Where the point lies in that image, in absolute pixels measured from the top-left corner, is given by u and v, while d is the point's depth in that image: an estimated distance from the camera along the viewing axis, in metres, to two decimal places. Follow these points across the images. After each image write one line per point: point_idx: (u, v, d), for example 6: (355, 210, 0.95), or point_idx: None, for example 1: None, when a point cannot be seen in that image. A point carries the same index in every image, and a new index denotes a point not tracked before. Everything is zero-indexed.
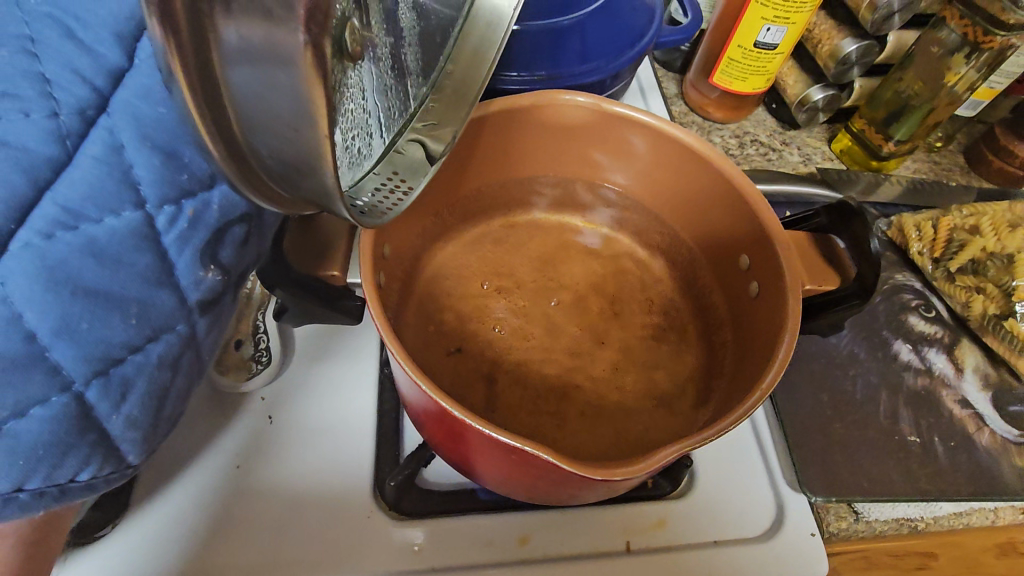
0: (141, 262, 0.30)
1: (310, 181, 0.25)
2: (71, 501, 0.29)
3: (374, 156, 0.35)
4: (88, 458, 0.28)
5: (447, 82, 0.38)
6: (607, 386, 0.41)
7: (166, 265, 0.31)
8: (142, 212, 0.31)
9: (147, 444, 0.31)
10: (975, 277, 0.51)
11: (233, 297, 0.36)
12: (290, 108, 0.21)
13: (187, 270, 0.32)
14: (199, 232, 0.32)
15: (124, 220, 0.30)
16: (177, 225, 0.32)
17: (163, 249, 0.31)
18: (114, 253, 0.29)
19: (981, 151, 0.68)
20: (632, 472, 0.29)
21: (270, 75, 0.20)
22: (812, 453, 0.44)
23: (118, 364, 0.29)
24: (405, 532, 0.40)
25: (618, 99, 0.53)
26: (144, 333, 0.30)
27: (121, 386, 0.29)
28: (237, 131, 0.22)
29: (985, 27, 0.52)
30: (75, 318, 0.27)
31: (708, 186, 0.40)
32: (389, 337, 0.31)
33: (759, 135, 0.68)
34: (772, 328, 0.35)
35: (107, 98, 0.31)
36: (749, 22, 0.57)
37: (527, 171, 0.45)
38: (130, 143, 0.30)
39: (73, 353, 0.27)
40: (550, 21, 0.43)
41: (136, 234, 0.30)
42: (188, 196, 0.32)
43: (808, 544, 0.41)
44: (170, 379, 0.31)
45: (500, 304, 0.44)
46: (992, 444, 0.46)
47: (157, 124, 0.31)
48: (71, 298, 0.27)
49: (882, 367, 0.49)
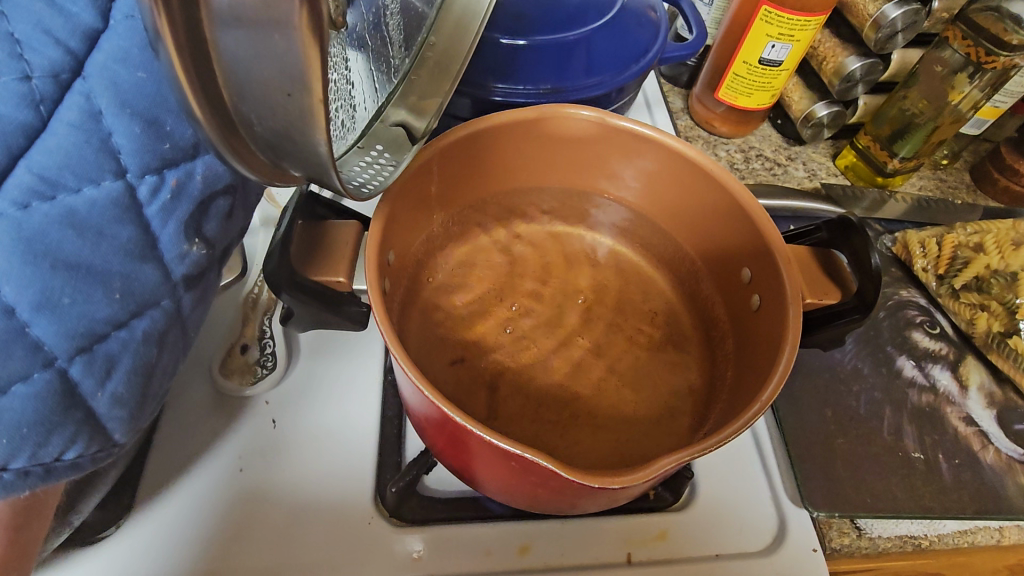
0: (124, 234, 0.28)
1: (298, 147, 0.26)
2: (56, 482, 0.27)
3: (360, 128, 0.37)
4: (74, 437, 0.27)
5: (429, 54, 0.41)
6: (608, 396, 0.41)
7: (150, 239, 0.29)
8: (122, 182, 0.29)
9: (134, 423, 0.30)
10: (980, 294, 0.51)
11: (218, 271, 0.35)
12: (281, 74, 0.22)
13: (171, 243, 0.30)
14: (182, 203, 0.31)
15: (104, 191, 0.28)
16: (159, 196, 0.30)
17: (146, 221, 0.29)
18: (96, 226, 0.28)
19: (986, 170, 0.68)
20: (629, 480, 0.29)
21: (266, 43, 0.21)
22: (815, 468, 0.44)
23: (102, 340, 0.28)
24: (405, 540, 0.40)
25: (623, 112, 0.54)
26: (129, 309, 0.28)
27: (106, 363, 0.28)
28: (226, 99, 0.24)
29: (988, 47, 0.52)
30: (56, 292, 0.26)
31: (710, 199, 0.41)
32: (392, 343, 0.31)
33: (764, 150, 0.68)
34: (773, 340, 0.35)
35: (83, 61, 0.29)
36: (754, 39, 0.58)
37: (531, 182, 0.46)
38: (109, 109, 0.29)
39: (54, 329, 0.26)
40: (556, 36, 0.44)
41: (118, 206, 0.29)
42: (169, 166, 0.30)
43: (809, 560, 0.41)
44: (157, 355, 0.30)
45: (503, 314, 0.44)
46: (997, 462, 0.46)
47: (135, 90, 0.29)
48: (50, 271, 0.26)
49: (885, 383, 0.48)
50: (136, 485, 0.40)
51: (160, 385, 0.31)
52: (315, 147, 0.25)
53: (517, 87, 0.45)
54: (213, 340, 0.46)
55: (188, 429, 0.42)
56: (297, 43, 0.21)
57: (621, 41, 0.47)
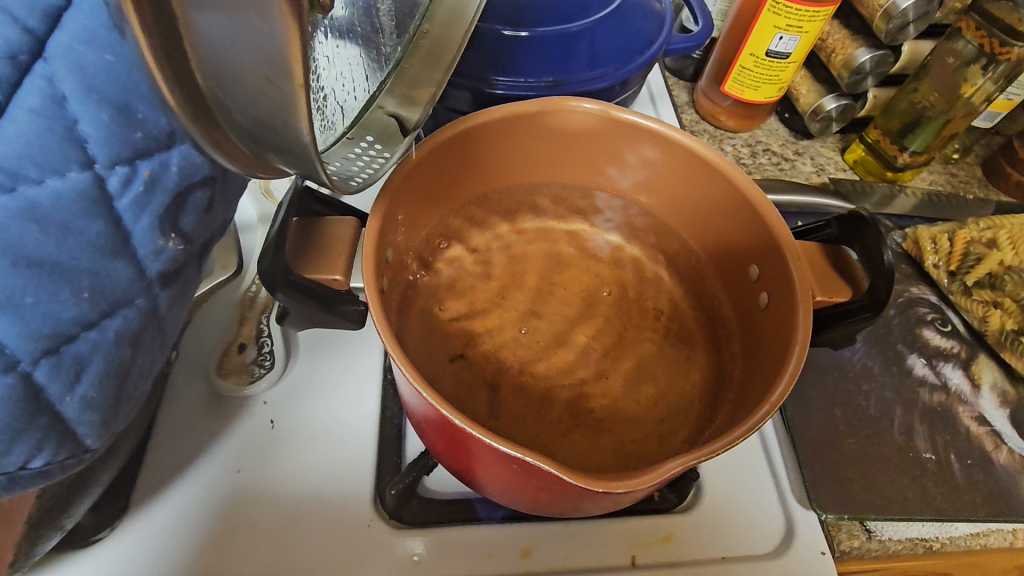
0: (92, 229, 0.27)
1: (281, 138, 0.25)
2: (21, 490, 0.27)
3: (349, 119, 0.36)
4: (41, 444, 0.26)
5: (423, 42, 0.40)
6: (611, 396, 0.40)
7: (121, 233, 0.28)
8: (91, 173, 0.28)
9: (105, 427, 0.29)
10: (993, 291, 0.50)
11: (197, 268, 0.34)
12: (261, 62, 0.21)
13: (146, 238, 0.29)
14: (156, 196, 0.30)
15: (70, 181, 0.27)
16: (131, 188, 0.29)
17: (117, 215, 0.28)
18: (61, 220, 0.26)
19: (998, 164, 0.66)
20: (634, 485, 0.28)
21: (241, 23, 0.21)
22: (823, 469, 0.43)
23: (70, 341, 0.27)
24: (404, 542, 0.39)
25: (628, 106, 0.53)
26: (100, 309, 0.27)
27: (74, 365, 0.27)
28: (202, 88, 0.23)
29: (1002, 38, 0.51)
30: (19, 290, 0.25)
31: (717, 194, 0.40)
32: (390, 343, 0.30)
33: (771, 145, 0.67)
34: (781, 340, 0.34)
35: (45, 43, 0.29)
36: (761, 31, 0.56)
37: (533, 177, 0.45)
38: (75, 96, 0.28)
39: (16, 330, 0.25)
40: (559, 27, 0.43)
41: (87, 199, 0.27)
42: (142, 157, 0.30)
43: (817, 563, 0.40)
44: (132, 356, 0.30)
45: (505, 312, 0.43)
46: (1010, 463, 0.44)
47: (103, 74, 0.29)
48: (10, 270, 0.24)
49: (895, 382, 0.47)
50: (131, 486, 0.39)
51: (133, 387, 0.30)
52: (298, 137, 0.24)
53: (520, 80, 0.44)
54: (211, 339, 0.45)
55: (184, 429, 0.42)
56: (275, 24, 0.20)
57: (625, 32, 0.46)
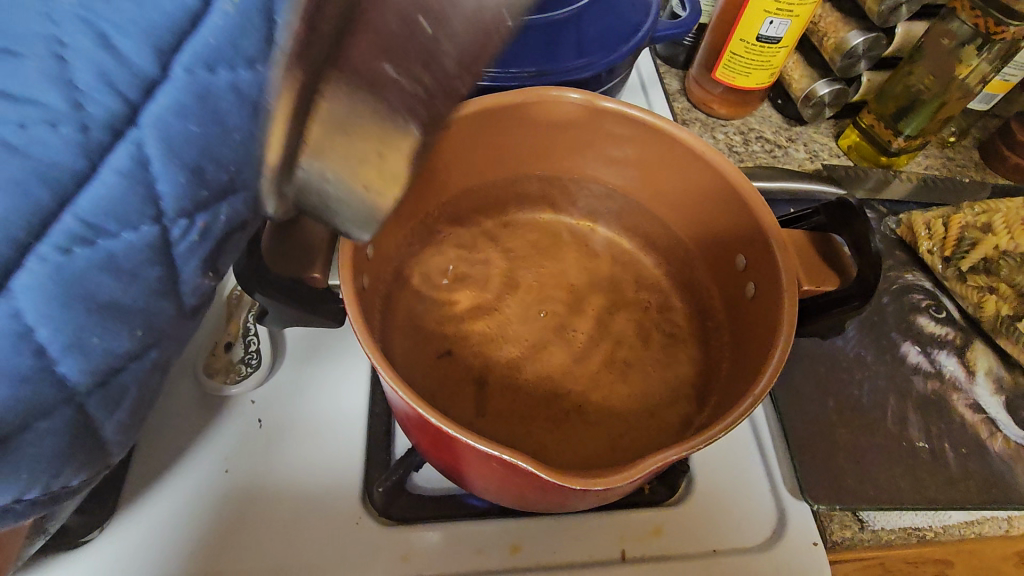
0: (153, 275, 0.24)
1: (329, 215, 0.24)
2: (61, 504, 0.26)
3: None
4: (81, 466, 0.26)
5: None
6: (600, 390, 0.40)
7: (177, 276, 0.25)
8: (160, 227, 0.24)
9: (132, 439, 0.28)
10: (988, 276, 0.48)
11: None
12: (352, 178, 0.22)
13: (193, 278, 0.26)
14: (209, 245, 0.26)
15: (142, 235, 0.23)
16: (191, 237, 0.25)
17: (176, 260, 0.25)
18: (131, 267, 0.23)
19: (996, 147, 0.65)
20: (614, 480, 0.28)
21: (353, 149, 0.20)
22: (816, 460, 0.43)
23: (118, 372, 0.24)
24: (393, 538, 0.39)
25: (615, 94, 0.52)
26: (150, 343, 0.25)
27: (119, 393, 0.25)
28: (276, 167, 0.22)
29: (996, 16, 0.50)
30: (87, 333, 0.22)
31: (704, 182, 0.39)
32: (366, 340, 0.30)
33: (764, 132, 0.66)
34: (767, 329, 0.34)
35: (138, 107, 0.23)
36: (752, 16, 0.56)
37: (518, 169, 0.44)
38: (157, 155, 0.23)
39: (78, 366, 0.22)
40: (546, 16, 0.43)
41: (155, 250, 0.24)
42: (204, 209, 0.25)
43: (809, 554, 0.40)
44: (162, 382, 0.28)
45: (493, 307, 0.43)
46: (1006, 450, 0.44)
47: (189, 138, 0.24)
48: (85, 313, 0.22)
49: (889, 370, 0.47)
50: (119, 487, 0.39)
51: None
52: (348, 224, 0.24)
53: (504, 72, 0.43)
54: (198, 338, 0.45)
55: (176, 432, 0.41)
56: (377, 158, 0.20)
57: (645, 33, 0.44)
